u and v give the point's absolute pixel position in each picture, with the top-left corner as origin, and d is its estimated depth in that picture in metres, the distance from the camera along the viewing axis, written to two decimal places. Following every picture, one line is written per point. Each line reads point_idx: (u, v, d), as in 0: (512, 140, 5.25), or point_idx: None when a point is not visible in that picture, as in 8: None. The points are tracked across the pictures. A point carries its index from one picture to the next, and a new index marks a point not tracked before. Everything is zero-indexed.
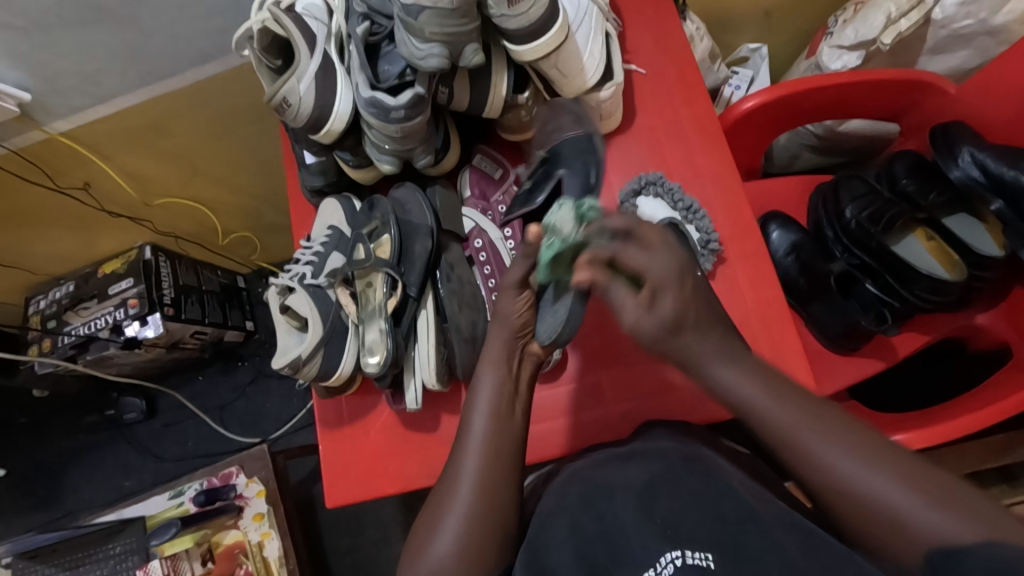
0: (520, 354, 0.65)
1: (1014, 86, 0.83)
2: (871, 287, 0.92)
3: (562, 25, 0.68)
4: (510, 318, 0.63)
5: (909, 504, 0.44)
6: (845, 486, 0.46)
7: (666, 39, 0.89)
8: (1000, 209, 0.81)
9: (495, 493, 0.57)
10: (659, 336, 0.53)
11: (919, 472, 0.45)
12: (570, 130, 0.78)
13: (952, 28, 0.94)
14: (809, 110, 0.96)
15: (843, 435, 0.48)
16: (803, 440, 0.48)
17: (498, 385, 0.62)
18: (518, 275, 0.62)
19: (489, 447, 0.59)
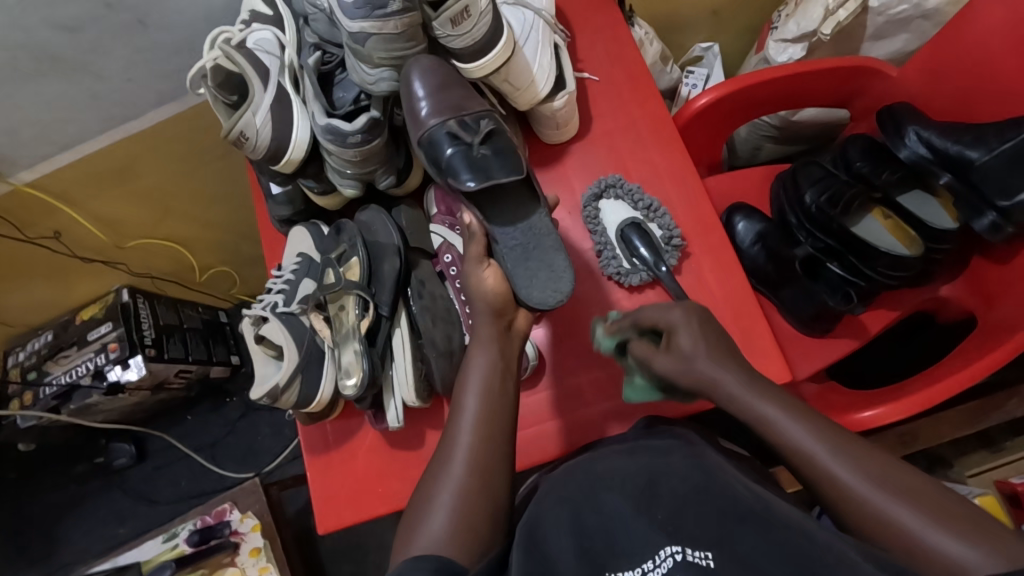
0: (507, 332, 0.67)
1: (950, 65, 0.86)
2: (836, 269, 0.93)
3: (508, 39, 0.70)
4: (483, 295, 0.67)
5: (916, 527, 0.47)
6: (853, 499, 0.50)
7: (614, 45, 0.92)
8: (949, 182, 0.84)
9: (488, 478, 0.58)
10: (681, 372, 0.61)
11: (927, 495, 0.49)
12: (476, 106, 0.68)
13: (889, 14, 0.98)
14: (761, 104, 1.00)
15: (862, 463, 0.51)
16: (820, 459, 0.52)
17: (488, 367, 0.64)
18: (477, 249, 0.68)
19: (478, 431, 0.60)
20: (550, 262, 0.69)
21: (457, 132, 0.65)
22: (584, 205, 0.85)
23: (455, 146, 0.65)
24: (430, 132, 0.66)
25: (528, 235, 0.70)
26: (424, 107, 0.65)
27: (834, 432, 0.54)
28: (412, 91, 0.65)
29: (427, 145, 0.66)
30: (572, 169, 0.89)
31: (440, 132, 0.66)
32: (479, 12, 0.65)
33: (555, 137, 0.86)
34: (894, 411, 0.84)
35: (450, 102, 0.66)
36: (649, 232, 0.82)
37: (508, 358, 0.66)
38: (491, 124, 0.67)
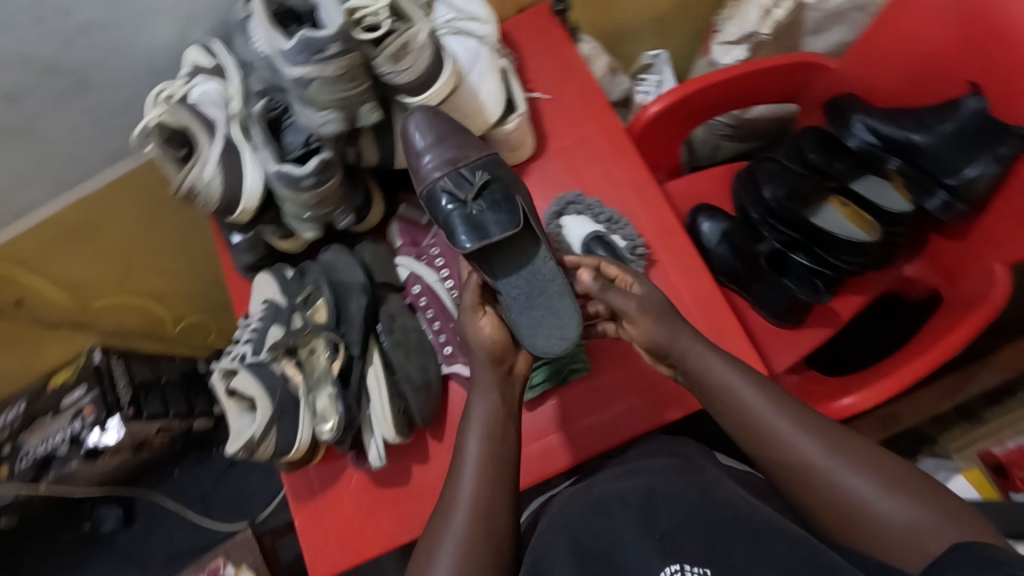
0: (507, 378, 0.68)
1: (888, 53, 0.88)
2: (802, 260, 0.95)
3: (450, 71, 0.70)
4: (481, 343, 0.68)
5: (871, 494, 0.54)
6: (814, 472, 0.57)
7: (561, 63, 0.93)
8: (900, 166, 0.86)
9: (489, 528, 0.59)
10: (662, 343, 0.68)
11: (872, 459, 0.56)
12: (475, 155, 0.74)
13: (825, 8, 1.01)
14: (712, 106, 1.02)
15: (818, 436, 0.58)
16: (779, 430, 0.59)
17: (490, 413, 0.65)
18: (472, 297, 0.70)
19: (483, 479, 0.61)
20: (555, 308, 0.68)
21: (457, 187, 0.71)
22: (546, 223, 0.86)
23: (455, 200, 0.71)
24: (431, 188, 0.72)
25: (533, 279, 0.70)
26: (426, 163, 0.72)
27: (789, 406, 0.61)
28: (410, 141, 0.72)
29: (431, 200, 0.72)
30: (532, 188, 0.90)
31: (437, 185, 0.72)
32: (419, 47, 0.66)
33: (512, 159, 0.87)
34: (871, 397, 0.84)
35: (447, 155, 0.72)
36: (613, 244, 0.83)
37: (509, 400, 0.67)
38: (485, 175, 0.72)
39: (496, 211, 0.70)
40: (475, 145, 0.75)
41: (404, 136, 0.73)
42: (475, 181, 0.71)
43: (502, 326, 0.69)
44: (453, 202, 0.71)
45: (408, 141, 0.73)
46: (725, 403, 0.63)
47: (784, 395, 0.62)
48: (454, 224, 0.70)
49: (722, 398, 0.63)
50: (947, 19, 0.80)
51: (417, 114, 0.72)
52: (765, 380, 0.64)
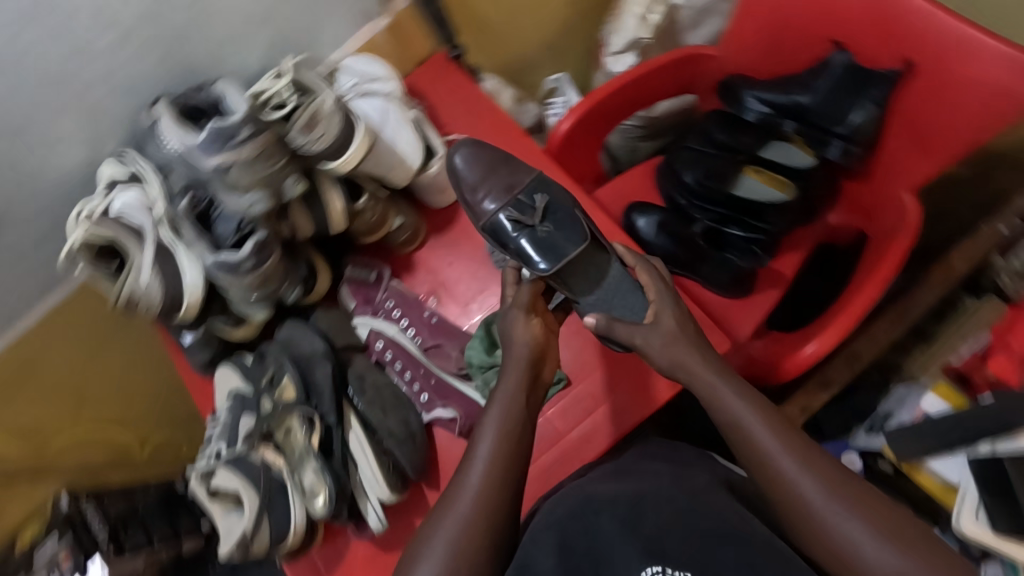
0: (534, 383, 0.70)
1: (757, 31, 0.96)
2: (737, 232, 1.00)
3: (367, 129, 0.74)
4: (520, 340, 0.71)
5: (862, 540, 0.55)
6: (811, 511, 0.58)
7: (469, 103, 0.98)
8: (796, 126, 0.93)
9: (487, 527, 0.60)
10: (667, 367, 0.70)
11: (869, 505, 0.57)
12: (524, 182, 0.81)
13: (695, 5, 1.10)
14: (618, 112, 1.08)
15: (819, 473, 0.59)
16: (782, 465, 0.60)
17: (506, 419, 0.66)
18: (528, 300, 0.75)
19: (487, 487, 0.62)
20: (631, 300, 0.77)
21: (521, 212, 0.78)
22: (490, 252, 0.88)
23: (520, 226, 0.78)
24: (495, 221, 0.80)
25: (598, 281, 0.78)
26: (486, 198, 0.80)
27: (795, 440, 0.61)
28: (460, 175, 0.82)
29: (495, 229, 0.80)
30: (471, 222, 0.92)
31: (497, 214, 0.79)
32: (328, 114, 0.69)
33: (443, 201, 0.90)
34: (834, 335, 0.88)
35: (502, 187, 0.80)
36: None
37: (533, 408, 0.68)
38: (544, 198, 0.79)
39: (564, 227, 0.77)
40: (523, 173, 0.82)
41: (453, 173, 0.82)
42: (538, 204, 0.78)
43: (539, 329, 0.73)
44: (517, 228, 0.78)
45: (455, 176, 0.82)
46: (731, 427, 0.64)
47: (792, 429, 0.62)
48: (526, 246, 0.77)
49: (729, 421, 0.64)
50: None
51: (459, 147, 0.83)
52: (772, 410, 0.64)
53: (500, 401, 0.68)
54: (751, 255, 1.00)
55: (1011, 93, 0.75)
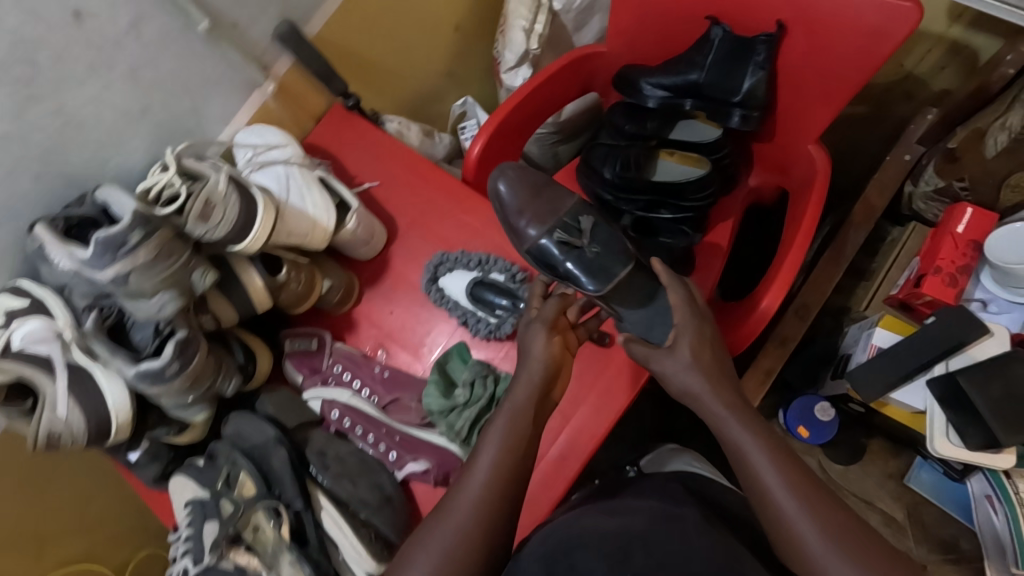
0: (545, 400, 0.69)
1: (636, 20, 0.98)
2: (667, 214, 1.00)
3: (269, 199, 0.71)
4: (533, 352, 0.70)
5: None
6: (808, 556, 0.58)
7: (375, 149, 0.97)
8: (694, 103, 0.95)
9: (474, 535, 0.60)
10: (683, 391, 0.69)
11: (870, 558, 0.57)
12: (569, 207, 0.79)
13: (574, 7, 1.12)
14: (526, 124, 1.09)
15: (822, 520, 0.59)
16: (785, 508, 0.60)
17: (507, 449, 0.65)
18: (554, 315, 0.73)
19: (480, 511, 0.61)
20: (670, 319, 0.75)
21: (567, 236, 0.77)
22: (426, 290, 0.85)
23: (565, 249, 0.76)
24: (539, 244, 0.78)
25: (643, 300, 0.77)
26: (528, 224, 0.78)
27: (802, 482, 0.61)
28: (504, 201, 0.81)
29: (539, 250, 0.78)
30: (403, 267, 0.91)
31: (541, 239, 0.78)
32: (223, 196, 0.65)
33: (369, 252, 0.89)
34: (777, 295, 0.89)
35: (547, 212, 0.79)
36: (494, 282, 0.83)
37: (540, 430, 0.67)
38: (590, 219, 0.77)
39: (608, 248, 0.75)
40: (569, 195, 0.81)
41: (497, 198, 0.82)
42: (583, 229, 0.76)
43: (555, 344, 0.71)
44: (560, 252, 0.76)
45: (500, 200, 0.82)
46: (736, 454, 0.65)
47: (802, 470, 0.63)
48: (569, 270, 0.76)
49: (735, 452, 0.65)
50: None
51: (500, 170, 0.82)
52: (781, 448, 0.64)
53: (506, 413, 0.67)
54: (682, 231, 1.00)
55: (874, 32, 0.78)
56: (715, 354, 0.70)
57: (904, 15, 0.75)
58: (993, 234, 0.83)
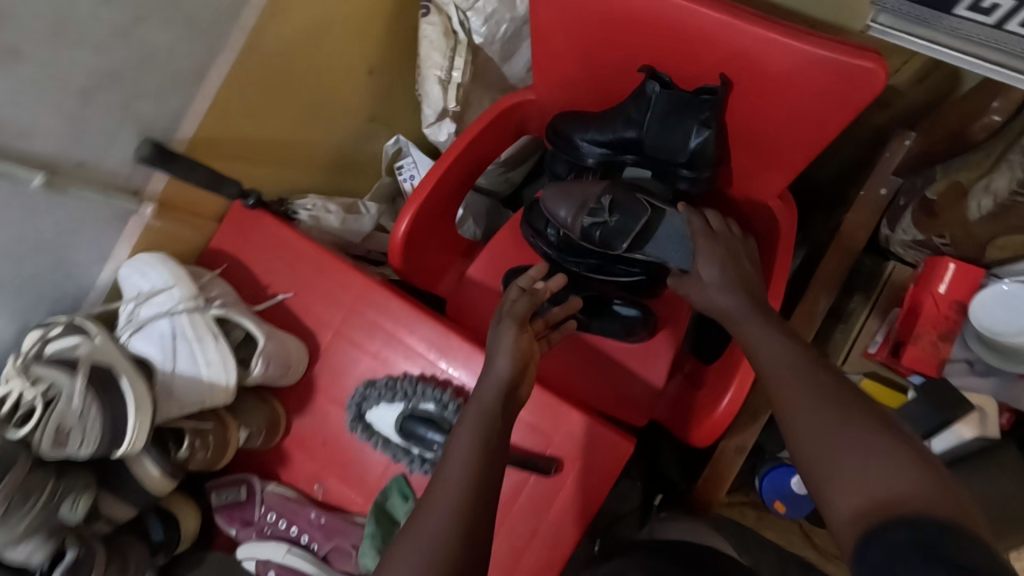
0: (510, 400, 0.64)
1: (565, 66, 0.83)
2: (628, 273, 0.88)
3: (140, 390, 0.63)
4: (496, 363, 0.66)
5: (878, 482, 0.43)
6: (824, 447, 0.47)
7: (285, 251, 0.86)
8: (636, 160, 0.83)
9: (470, 504, 0.54)
10: (712, 307, 0.71)
11: (868, 425, 0.46)
12: (595, 188, 0.82)
13: (498, 39, 0.98)
14: (457, 190, 0.96)
15: (827, 395, 0.49)
16: (791, 389, 0.51)
17: (484, 411, 0.62)
18: (555, 317, 0.82)
19: (468, 474, 0.56)
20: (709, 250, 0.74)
21: (602, 204, 0.80)
22: (352, 424, 0.79)
23: (597, 224, 0.80)
24: (578, 229, 0.82)
25: (676, 238, 0.78)
26: (563, 213, 0.83)
27: (806, 367, 0.53)
28: (546, 209, 0.86)
29: (580, 232, 0.82)
30: (331, 388, 0.83)
31: (576, 225, 0.82)
32: (82, 413, 0.57)
33: (290, 378, 0.81)
34: (743, 384, 0.81)
35: (576, 200, 0.82)
36: (426, 413, 0.75)
37: (503, 410, 0.63)
38: (609, 195, 0.80)
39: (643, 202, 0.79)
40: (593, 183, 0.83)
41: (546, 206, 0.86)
42: (609, 198, 0.80)
43: (519, 332, 0.69)
44: (601, 219, 0.80)
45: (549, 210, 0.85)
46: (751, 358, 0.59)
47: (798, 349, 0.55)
48: (613, 234, 0.80)
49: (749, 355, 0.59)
50: (587, 20, 0.76)
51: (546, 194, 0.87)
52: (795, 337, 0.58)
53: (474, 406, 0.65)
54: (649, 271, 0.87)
55: (830, 90, 0.66)
56: (722, 266, 0.72)
57: (866, 75, 0.63)
58: (978, 298, 0.75)
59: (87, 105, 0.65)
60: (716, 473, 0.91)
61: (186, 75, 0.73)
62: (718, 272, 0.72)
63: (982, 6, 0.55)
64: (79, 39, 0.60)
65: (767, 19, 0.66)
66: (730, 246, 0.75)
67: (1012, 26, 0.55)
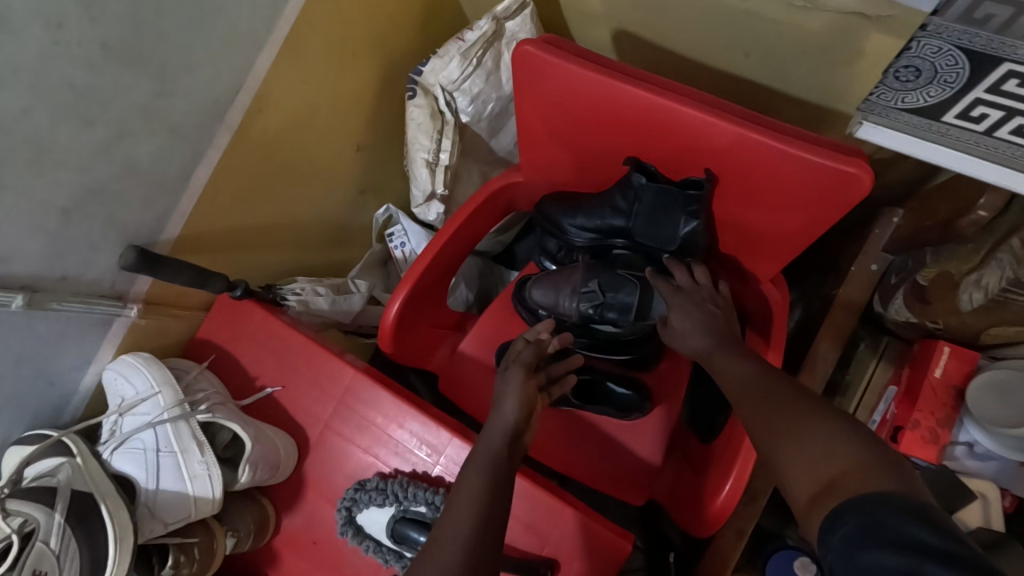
0: (514, 446, 0.66)
1: (551, 152, 0.83)
2: (618, 355, 0.88)
3: (121, 520, 0.61)
4: (502, 408, 0.69)
5: (836, 461, 0.47)
6: (786, 453, 0.51)
7: (273, 343, 0.85)
8: (626, 244, 0.82)
9: (481, 526, 0.57)
10: (702, 351, 0.73)
11: (831, 433, 0.50)
12: (578, 274, 0.83)
13: (485, 116, 0.99)
14: (447, 269, 0.95)
15: (793, 412, 0.54)
16: (761, 426, 0.56)
17: (488, 448, 0.66)
18: (561, 368, 0.79)
19: (477, 496, 0.60)
20: (686, 303, 0.75)
21: (590, 290, 0.82)
22: (340, 525, 0.77)
23: (594, 309, 0.82)
24: (577, 313, 0.83)
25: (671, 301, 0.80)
26: (562, 301, 0.85)
27: (775, 396, 0.58)
28: (545, 302, 0.87)
29: (581, 318, 0.83)
30: (320, 484, 0.81)
31: (576, 312, 0.83)
32: (57, 551, 0.56)
33: (278, 477, 0.78)
34: (743, 473, 0.78)
35: (569, 289, 0.84)
36: (417, 515, 0.73)
37: (509, 456, 0.65)
38: (592, 279, 0.82)
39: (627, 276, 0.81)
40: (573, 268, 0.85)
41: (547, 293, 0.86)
42: (594, 282, 0.81)
43: (522, 385, 0.70)
44: (594, 305, 0.82)
45: (548, 298, 0.86)
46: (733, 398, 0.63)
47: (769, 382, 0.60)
48: (609, 314, 0.82)
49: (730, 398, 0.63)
50: (575, 111, 0.74)
51: (537, 286, 0.88)
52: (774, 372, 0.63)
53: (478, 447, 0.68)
54: (639, 340, 0.87)
55: (815, 190, 0.66)
56: (710, 311, 0.75)
57: (851, 180, 0.62)
58: (975, 381, 0.74)
59: (70, 222, 0.64)
60: (717, 554, 0.88)
61: (171, 180, 0.73)
62: (691, 303, 0.75)
63: (975, 114, 0.51)
64: (61, 165, 0.61)
65: (754, 121, 0.65)
66: (706, 294, 0.76)
67: (1005, 135, 0.51)
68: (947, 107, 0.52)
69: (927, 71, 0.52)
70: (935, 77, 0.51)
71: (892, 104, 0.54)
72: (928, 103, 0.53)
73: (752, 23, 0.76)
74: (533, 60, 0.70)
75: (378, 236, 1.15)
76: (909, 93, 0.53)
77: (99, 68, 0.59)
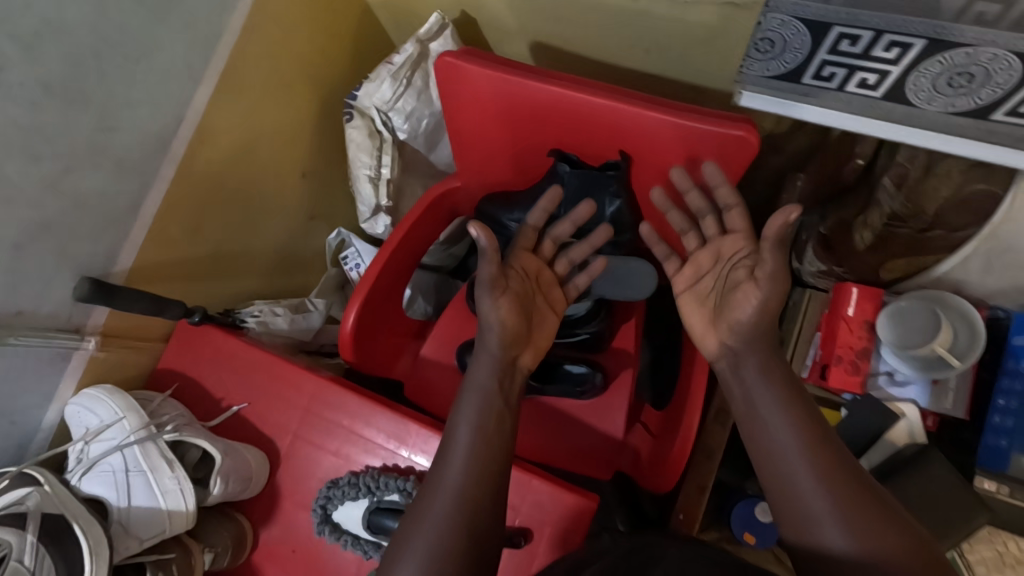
0: (510, 371, 0.72)
1: (482, 154, 0.90)
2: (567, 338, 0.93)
3: (95, 538, 0.62)
4: (493, 327, 0.72)
5: (841, 529, 0.56)
6: (795, 489, 0.59)
7: (235, 362, 0.87)
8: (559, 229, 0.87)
9: (473, 500, 0.61)
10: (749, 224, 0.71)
11: (855, 498, 0.57)
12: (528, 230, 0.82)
13: (421, 132, 1.05)
14: (399, 277, 0.99)
15: (820, 463, 0.59)
16: (777, 438, 0.62)
17: (480, 412, 0.68)
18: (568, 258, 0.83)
19: (468, 474, 0.63)
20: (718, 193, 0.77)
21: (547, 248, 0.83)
22: (317, 525, 0.79)
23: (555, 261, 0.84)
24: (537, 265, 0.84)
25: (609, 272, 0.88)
26: None
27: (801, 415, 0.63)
28: None
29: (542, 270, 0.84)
30: (295, 492, 0.83)
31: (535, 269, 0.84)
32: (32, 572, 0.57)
33: (252, 488, 0.80)
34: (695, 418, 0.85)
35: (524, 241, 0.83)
36: (391, 504, 0.76)
37: (503, 399, 0.70)
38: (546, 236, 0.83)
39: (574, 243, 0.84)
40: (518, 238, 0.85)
41: None
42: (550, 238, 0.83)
43: (509, 305, 0.74)
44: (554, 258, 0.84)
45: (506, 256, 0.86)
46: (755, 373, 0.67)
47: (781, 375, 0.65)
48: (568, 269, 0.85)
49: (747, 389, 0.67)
50: (498, 113, 0.82)
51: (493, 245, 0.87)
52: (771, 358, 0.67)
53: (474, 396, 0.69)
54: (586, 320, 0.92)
55: (715, 156, 0.74)
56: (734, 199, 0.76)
57: (741, 143, 0.70)
58: (884, 313, 0.83)
59: (23, 257, 0.67)
60: (688, 507, 0.93)
61: (120, 212, 0.76)
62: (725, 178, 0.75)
63: (825, 75, 0.61)
64: (11, 201, 0.64)
65: (652, 101, 0.73)
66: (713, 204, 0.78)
67: (854, 88, 0.60)
68: (804, 70, 0.62)
69: (779, 42, 0.61)
70: (785, 46, 0.61)
71: (760, 73, 0.64)
72: (788, 69, 0.62)
73: (647, 21, 0.86)
74: (454, 69, 0.78)
75: (332, 258, 1.18)
76: (771, 62, 0.63)
77: (42, 107, 0.63)
